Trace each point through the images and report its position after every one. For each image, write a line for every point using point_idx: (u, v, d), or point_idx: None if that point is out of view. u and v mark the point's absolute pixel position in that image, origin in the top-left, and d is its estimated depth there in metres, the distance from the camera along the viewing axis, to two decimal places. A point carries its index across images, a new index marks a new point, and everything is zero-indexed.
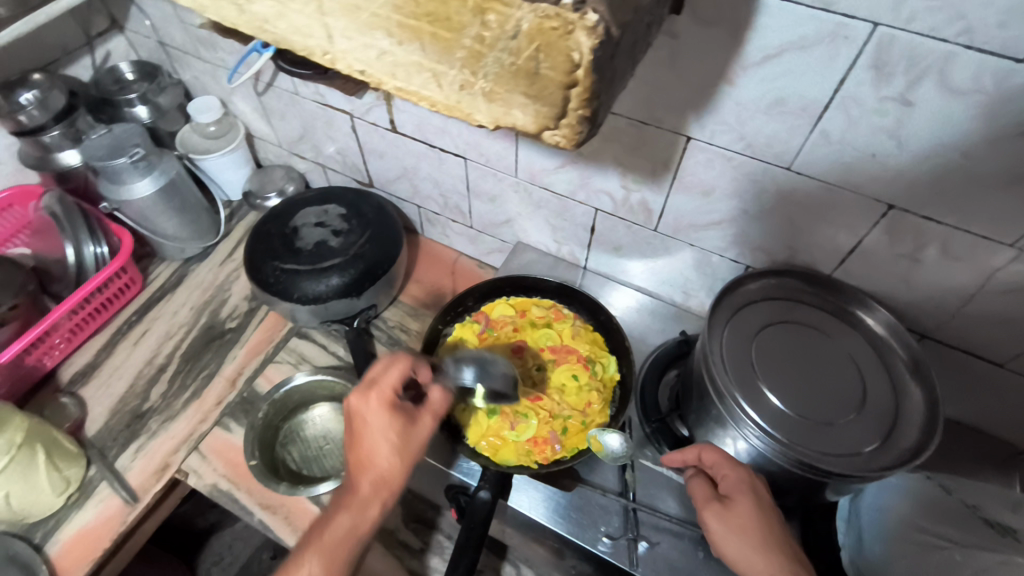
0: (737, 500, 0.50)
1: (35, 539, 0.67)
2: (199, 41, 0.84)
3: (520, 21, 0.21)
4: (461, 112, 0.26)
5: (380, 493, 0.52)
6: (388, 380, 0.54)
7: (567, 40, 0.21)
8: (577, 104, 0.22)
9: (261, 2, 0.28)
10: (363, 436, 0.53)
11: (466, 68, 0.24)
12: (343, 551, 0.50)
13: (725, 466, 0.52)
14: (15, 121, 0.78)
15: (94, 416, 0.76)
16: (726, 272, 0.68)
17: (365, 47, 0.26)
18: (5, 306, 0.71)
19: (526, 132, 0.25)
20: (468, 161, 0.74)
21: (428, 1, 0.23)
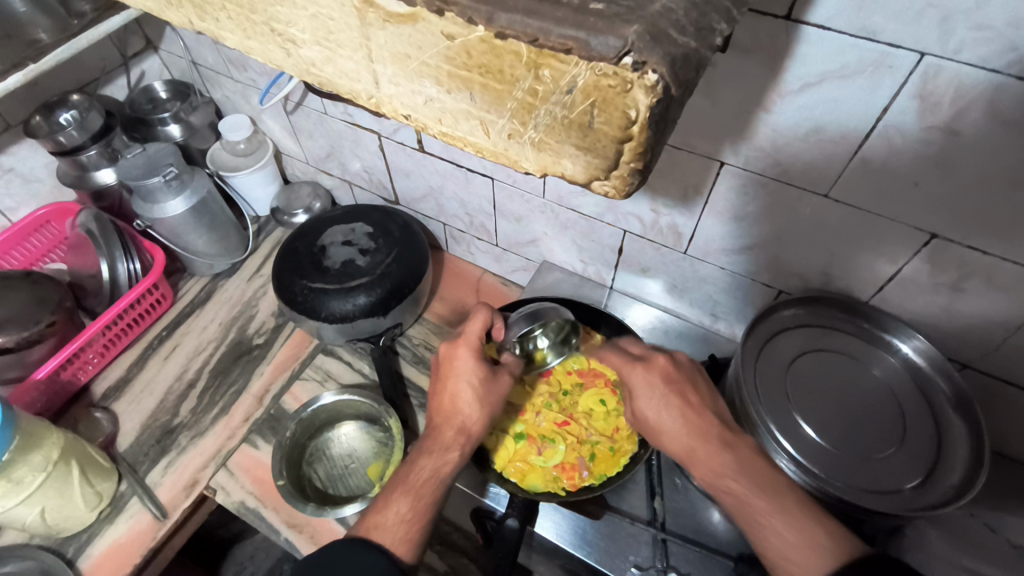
0: (637, 393, 0.53)
1: (68, 553, 0.68)
2: (230, 62, 0.85)
3: (576, 77, 0.21)
4: (507, 158, 0.26)
5: (459, 440, 0.56)
6: (472, 331, 0.58)
7: (625, 97, 0.20)
8: (630, 157, 0.22)
9: (309, 47, 0.28)
10: (450, 379, 0.57)
11: (516, 117, 0.24)
12: (428, 492, 0.53)
13: (620, 366, 0.54)
14: (54, 142, 0.79)
15: (125, 431, 0.78)
16: (757, 295, 0.67)
17: (411, 93, 0.26)
18: (42, 322, 0.72)
19: (575, 181, 0.25)
20: (495, 181, 0.74)
21: (480, 54, 0.23)
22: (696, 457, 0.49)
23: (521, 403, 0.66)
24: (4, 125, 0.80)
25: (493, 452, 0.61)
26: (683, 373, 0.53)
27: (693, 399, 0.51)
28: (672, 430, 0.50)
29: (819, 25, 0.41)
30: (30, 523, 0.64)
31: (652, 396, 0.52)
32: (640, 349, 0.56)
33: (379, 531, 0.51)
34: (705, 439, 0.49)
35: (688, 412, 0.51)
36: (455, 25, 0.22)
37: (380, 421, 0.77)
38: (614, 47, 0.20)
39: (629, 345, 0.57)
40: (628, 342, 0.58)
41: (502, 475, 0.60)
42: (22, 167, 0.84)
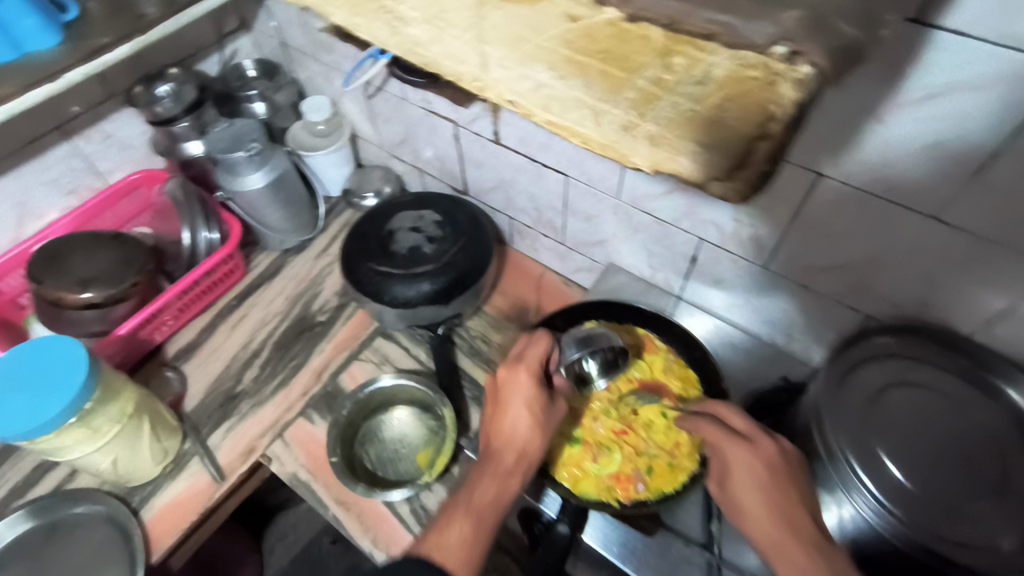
0: (734, 474, 0.50)
1: (134, 502, 0.72)
2: (318, 44, 0.88)
3: (712, 72, 0.29)
4: (616, 151, 0.30)
5: (520, 467, 0.56)
6: (530, 356, 0.59)
7: (768, 89, 0.28)
8: (767, 153, 0.27)
9: (418, 25, 0.34)
10: (508, 402, 0.58)
11: (637, 112, 0.30)
12: (488, 515, 0.54)
13: (719, 441, 0.51)
14: (151, 111, 0.84)
15: (192, 393, 0.81)
16: (841, 320, 0.63)
17: (521, 78, 0.32)
18: (127, 282, 0.75)
19: (692, 177, 0.29)
20: (569, 178, 0.73)
21: (605, 45, 0.32)
22: (780, 548, 0.46)
23: (578, 407, 0.64)
24: (108, 94, 0.84)
25: (548, 454, 0.61)
26: (783, 459, 0.49)
27: (790, 491, 0.47)
28: (761, 520, 0.47)
29: (955, 30, 0.38)
30: (103, 470, 0.68)
31: (749, 479, 0.49)
32: (745, 424, 0.52)
33: (440, 550, 0.52)
34: (798, 540, 0.45)
35: (782, 502, 0.47)
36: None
37: (434, 409, 0.77)
38: (764, 40, 0.24)
39: (732, 418, 0.53)
40: (727, 410, 0.54)
41: (555, 479, 0.58)
42: (120, 134, 0.89)
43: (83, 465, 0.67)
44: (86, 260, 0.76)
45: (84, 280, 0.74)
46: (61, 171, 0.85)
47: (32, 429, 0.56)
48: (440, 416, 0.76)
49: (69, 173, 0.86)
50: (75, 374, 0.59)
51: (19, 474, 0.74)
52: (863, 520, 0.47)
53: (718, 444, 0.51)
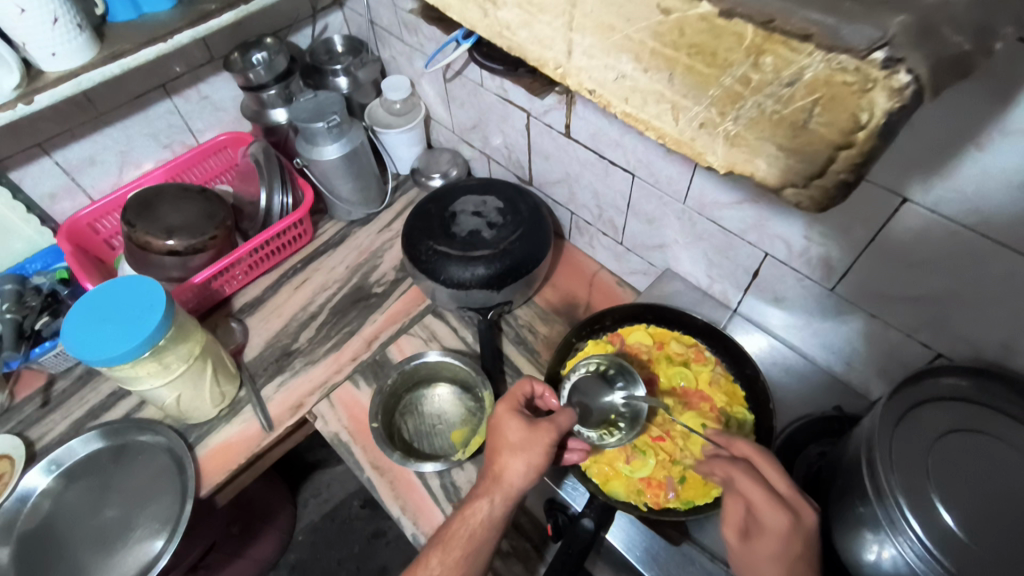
0: (766, 537, 0.47)
1: (190, 439, 0.77)
2: (405, 25, 0.90)
3: (805, 69, 0.22)
4: (691, 149, 0.28)
5: (491, 491, 0.55)
6: (514, 391, 0.60)
7: (860, 98, 0.22)
8: (842, 167, 0.23)
9: (508, 9, 0.31)
10: (492, 434, 0.58)
11: (715, 106, 0.26)
12: (457, 545, 0.53)
13: (761, 503, 0.48)
14: (245, 78, 0.88)
15: (252, 344, 0.86)
16: (908, 356, 0.60)
17: (604, 66, 0.29)
18: (207, 235, 0.81)
19: (765, 183, 0.27)
20: (636, 178, 0.73)
21: (695, 33, 0.25)
22: None
23: None
24: (208, 58, 0.90)
25: None
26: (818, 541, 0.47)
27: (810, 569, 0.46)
28: None
29: None
30: (167, 403, 0.73)
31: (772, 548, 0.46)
32: (790, 491, 0.49)
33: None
34: None
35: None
36: (675, 1, 0.25)
37: (475, 390, 0.79)
38: (870, 39, 0.21)
39: (775, 478, 0.50)
40: (767, 467, 0.52)
41: (586, 474, 0.59)
42: (215, 96, 0.95)
43: (150, 397, 0.72)
44: (174, 210, 0.81)
45: (170, 228, 0.79)
46: (160, 125, 0.92)
47: (111, 356, 0.61)
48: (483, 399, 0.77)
49: (166, 129, 0.93)
50: (154, 316, 0.64)
51: (95, 398, 0.81)
52: (903, 562, 0.45)
53: (760, 505, 0.48)
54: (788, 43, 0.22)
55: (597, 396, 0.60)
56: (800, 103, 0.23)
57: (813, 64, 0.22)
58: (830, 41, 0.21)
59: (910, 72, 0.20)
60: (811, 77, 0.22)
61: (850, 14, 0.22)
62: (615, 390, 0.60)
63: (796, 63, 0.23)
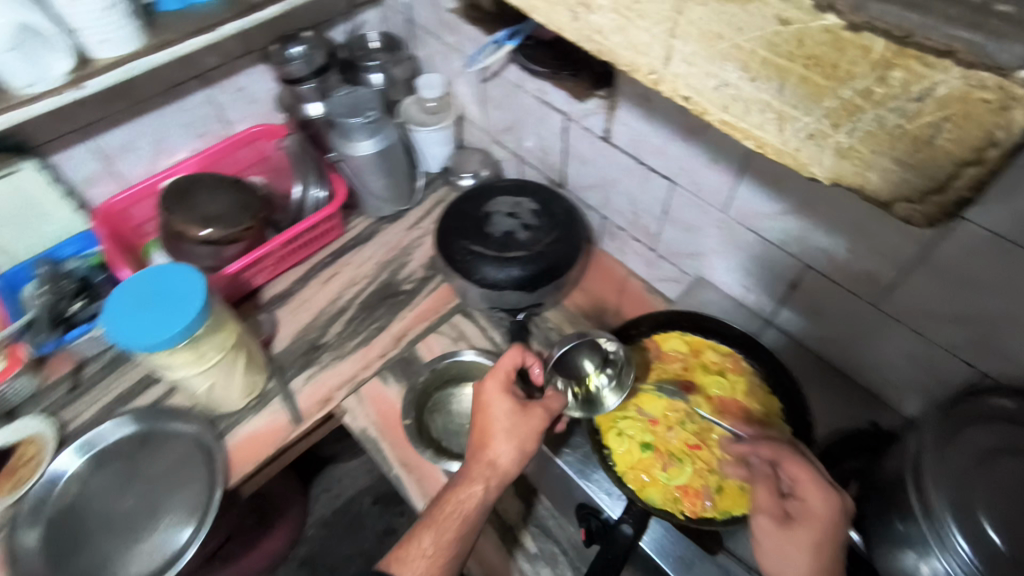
0: (805, 524, 0.48)
1: (219, 428, 0.77)
2: (445, 25, 0.90)
3: (940, 85, 0.23)
4: (795, 159, 0.29)
5: (487, 477, 0.58)
6: (501, 366, 0.62)
7: (1000, 115, 0.22)
8: (966, 183, 0.24)
9: (604, 14, 0.31)
10: (479, 414, 0.61)
11: (829, 118, 0.26)
12: (451, 526, 0.56)
13: (810, 486, 0.49)
14: (285, 71, 0.90)
15: (281, 337, 0.86)
16: (949, 374, 0.59)
17: (705, 75, 0.29)
18: (241, 226, 0.81)
19: (876, 197, 0.27)
20: (675, 185, 0.73)
21: (816, 44, 0.25)
22: None
23: (653, 415, 0.65)
24: (248, 49, 0.91)
25: (617, 453, 0.61)
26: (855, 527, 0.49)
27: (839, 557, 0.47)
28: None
29: None
30: (200, 391, 0.73)
31: (808, 536, 0.47)
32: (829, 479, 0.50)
33: (403, 560, 0.54)
34: None
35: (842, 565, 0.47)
36: (798, 12, 0.25)
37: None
38: (1020, 58, 0.21)
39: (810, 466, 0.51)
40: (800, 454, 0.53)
41: (622, 479, 0.59)
42: (252, 88, 0.96)
43: (185, 385, 0.72)
44: (210, 199, 0.81)
45: (206, 217, 0.79)
46: (196, 115, 0.92)
47: (155, 343, 0.62)
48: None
49: (202, 118, 0.93)
50: (195, 305, 0.64)
51: (124, 384, 0.82)
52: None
53: (804, 491, 0.49)
54: (923, 57, 0.23)
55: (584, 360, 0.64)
56: (927, 122, 0.24)
57: (946, 83, 0.23)
58: (972, 56, 0.22)
59: None
60: (945, 98, 0.23)
61: (996, 30, 0.22)
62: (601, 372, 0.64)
63: (928, 85, 0.23)
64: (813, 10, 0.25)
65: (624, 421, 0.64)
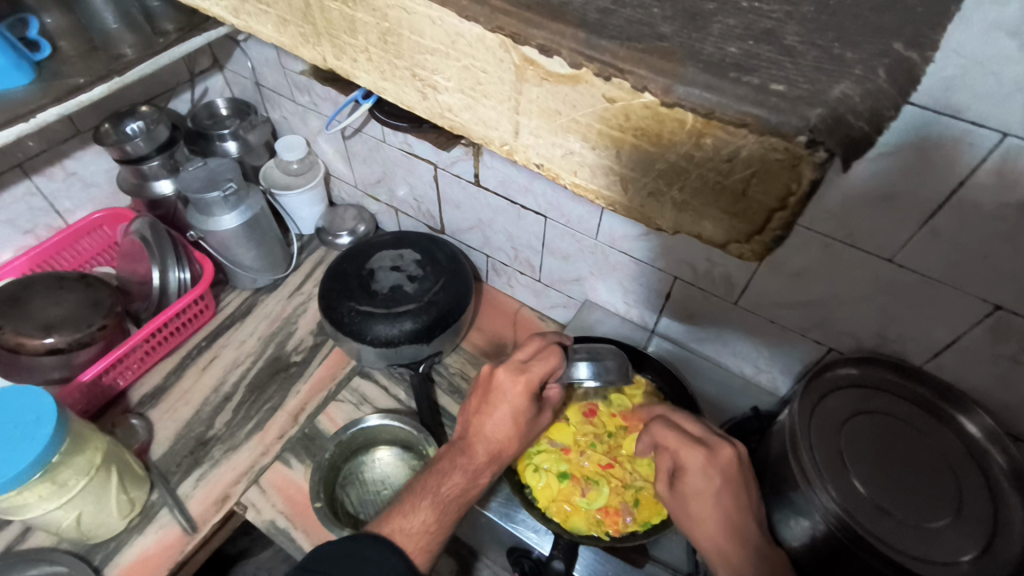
0: (689, 475, 0.53)
1: (96, 561, 0.68)
2: (296, 87, 0.88)
3: (741, 148, 0.25)
4: (643, 214, 0.31)
5: (492, 467, 0.58)
6: (536, 370, 0.57)
7: (792, 171, 0.24)
8: (778, 226, 0.27)
9: (450, 94, 0.33)
10: (495, 406, 0.58)
11: (662, 179, 0.29)
12: (453, 509, 0.55)
13: (679, 447, 0.53)
14: (121, 150, 0.82)
15: (159, 440, 0.78)
16: (805, 352, 0.68)
17: (551, 145, 0.32)
18: (95, 326, 0.73)
19: (712, 241, 0.30)
20: (548, 220, 0.77)
21: (640, 118, 0.27)
22: (722, 553, 0.51)
23: (565, 443, 0.65)
24: (73, 131, 0.82)
25: (538, 490, 0.61)
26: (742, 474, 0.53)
27: (738, 497, 0.52)
28: (711, 526, 0.51)
29: (920, 104, 0.42)
30: (65, 528, 0.64)
31: (698, 484, 0.52)
32: (701, 431, 0.54)
33: (401, 535, 0.52)
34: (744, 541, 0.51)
35: (733, 509, 0.51)
36: (620, 92, 0.27)
37: (420, 449, 0.77)
38: (797, 126, 0.23)
39: (684, 422, 0.56)
40: (682, 420, 0.56)
41: (545, 515, 0.59)
42: (85, 171, 0.87)
43: (46, 524, 0.63)
44: (49, 303, 0.72)
45: (48, 324, 0.70)
46: (19, 210, 0.82)
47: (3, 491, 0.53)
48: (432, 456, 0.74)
49: (27, 212, 0.83)
50: (41, 428, 0.56)
51: None
52: (821, 533, 0.51)
53: (677, 448, 0.53)
54: (724, 128, 0.25)
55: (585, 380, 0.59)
56: (743, 179, 0.26)
57: (746, 148, 0.25)
58: (762, 127, 0.24)
59: (826, 151, 0.24)
60: (752, 159, 0.25)
61: (776, 101, 0.24)
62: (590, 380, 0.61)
63: (735, 150, 0.25)
64: (632, 91, 0.26)
65: (538, 455, 0.64)
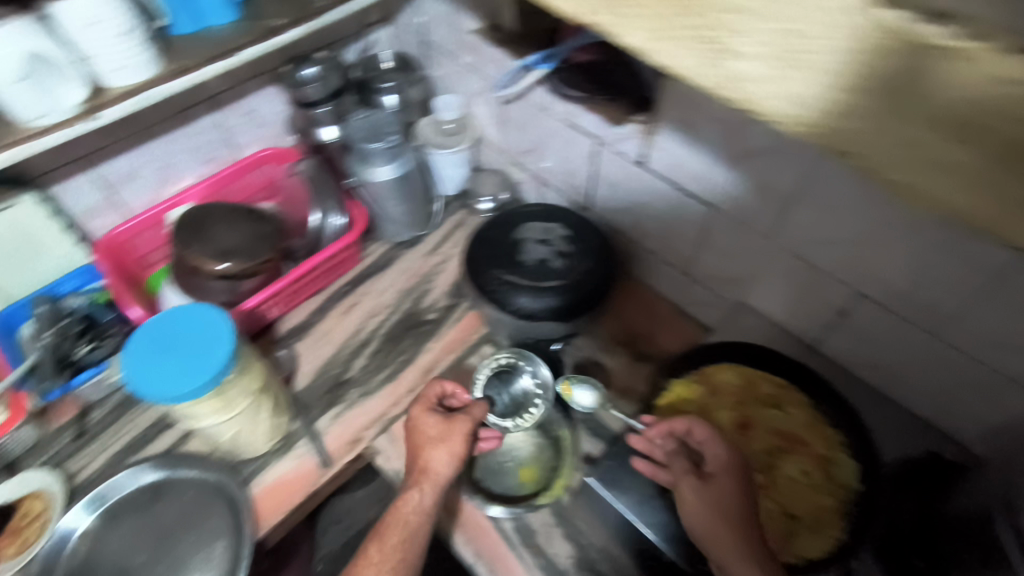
0: (722, 476, 0.56)
1: (243, 474, 0.73)
2: (464, 46, 0.87)
3: None
4: None
5: (422, 482, 0.65)
6: (428, 393, 0.71)
7: None
8: None
9: None
10: (420, 441, 0.67)
11: None
12: (401, 534, 0.62)
13: (706, 440, 0.58)
14: (298, 94, 0.85)
15: (302, 374, 0.82)
16: (1015, 406, 0.58)
17: None
18: (261, 258, 0.77)
19: None
20: (717, 212, 0.71)
21: None
22: (719, 541, 0.53)
23: (713, 454, 0.61)
24: (257, 71, 0.87)
25: (684, 499, 0.58)
26: (732, 463, 0.57)
27: (734, 502, 0.55)
28: (717, 525, 0.53)
29: None
30: (225, 439, 0.70)
31: (724, 486, 0.55)
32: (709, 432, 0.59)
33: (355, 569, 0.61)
34: (744, 534, 0.52)
35: (732, 499, 0.54)
36: None
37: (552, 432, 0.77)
38: None
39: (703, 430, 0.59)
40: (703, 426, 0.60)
41: (689, 525, 0.56)
42: (262, 111, 0.92)
43: (210, 434, 0.69)
44: (225, 231, 0.77)
45: (224, 250, 0.75)
46: (205, 140, 0.88)
47: (155, 403, 0.59)
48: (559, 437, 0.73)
49: (210, 143, 0.89)
50: (198, 375, 0.58)
51: (134, 431, 0.77)
52: None
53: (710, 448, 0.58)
54: None
55: (510, 383, 0.76)
56: None
57: None
58: None
59: None
60: None
61: None
62: (522, 375, 0.77)
63: None
64: None
65: (685, 461, 0.60)
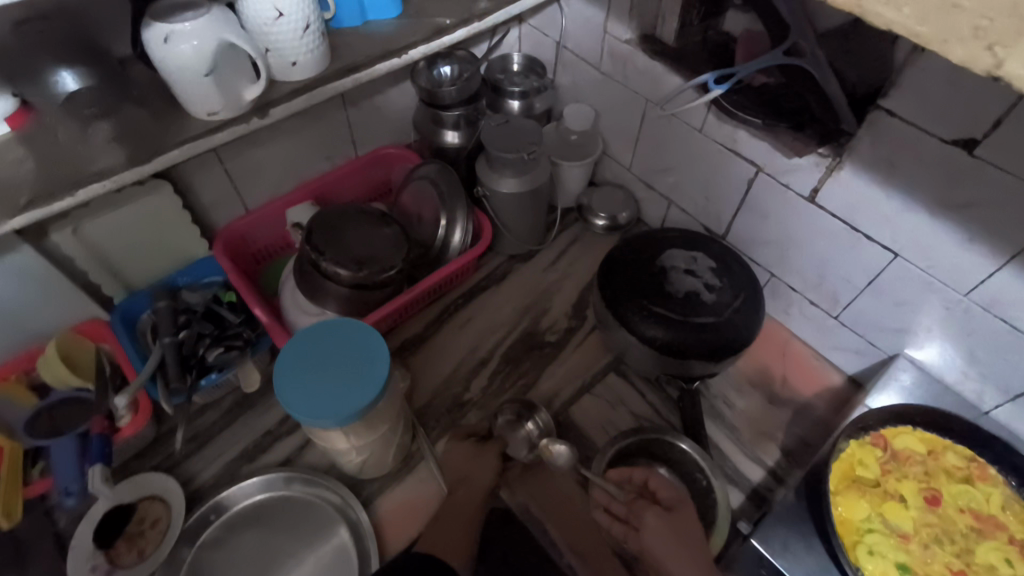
0: (675, 517, 0.60)
1: (364, 494, 0.70)
2: (611, 55, 0.82)
3: None
4: None
5: (461, 483, 0.68)
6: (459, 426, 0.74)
7: None
8: None
9: None
10: (455, 459, 0.70)
11: None
12: (457, 527, 0.65)
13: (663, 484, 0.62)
14: (433, 94, 0.80)
15: (420, 390, 0.78)
16: None
17: None
18: (393, 269, 0.72)
19: None
20: (900, 259, 0.65)
21: None
22: (675, 553, 0.56)
23: (903, 529, 0.57)
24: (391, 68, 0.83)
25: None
26: (686, 515, 0.60)
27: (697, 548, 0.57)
28: (677, 553, 0.56)
29: None
30: (350, 462, 0.67)
31: (685, 521, 0.59)
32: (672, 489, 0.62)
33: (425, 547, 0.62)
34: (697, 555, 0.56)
35: (695, 540, 0.57)
36: None
37: (691, 475, 0.69)
38: None
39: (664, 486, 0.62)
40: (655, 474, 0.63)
41: None
42: (386, 108, 0.88)
43: (337, 455, 0.66)
44: (360, 239, 0.73)
45: (359, 259, 0.71)
46: (329, 135, 0.84)
47: (300, 420, 0.54)
48: (704, 487, 0.68)
49: (333, 139, 0.85)
50: (348, 405, 0.54)
51: (249, 437, 0.73)
52: None
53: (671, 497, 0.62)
54: None
55: (517, 429, 0.75)
56: None
57: None
58: None
59: None
60: None
61: None
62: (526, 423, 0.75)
63: None
64: None
65: (870, 534, 0.56)
